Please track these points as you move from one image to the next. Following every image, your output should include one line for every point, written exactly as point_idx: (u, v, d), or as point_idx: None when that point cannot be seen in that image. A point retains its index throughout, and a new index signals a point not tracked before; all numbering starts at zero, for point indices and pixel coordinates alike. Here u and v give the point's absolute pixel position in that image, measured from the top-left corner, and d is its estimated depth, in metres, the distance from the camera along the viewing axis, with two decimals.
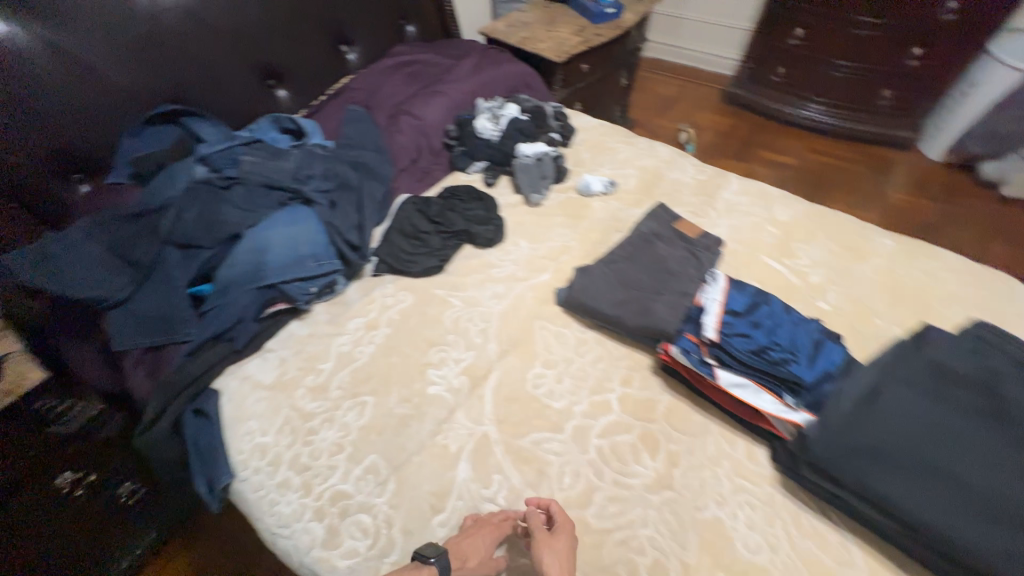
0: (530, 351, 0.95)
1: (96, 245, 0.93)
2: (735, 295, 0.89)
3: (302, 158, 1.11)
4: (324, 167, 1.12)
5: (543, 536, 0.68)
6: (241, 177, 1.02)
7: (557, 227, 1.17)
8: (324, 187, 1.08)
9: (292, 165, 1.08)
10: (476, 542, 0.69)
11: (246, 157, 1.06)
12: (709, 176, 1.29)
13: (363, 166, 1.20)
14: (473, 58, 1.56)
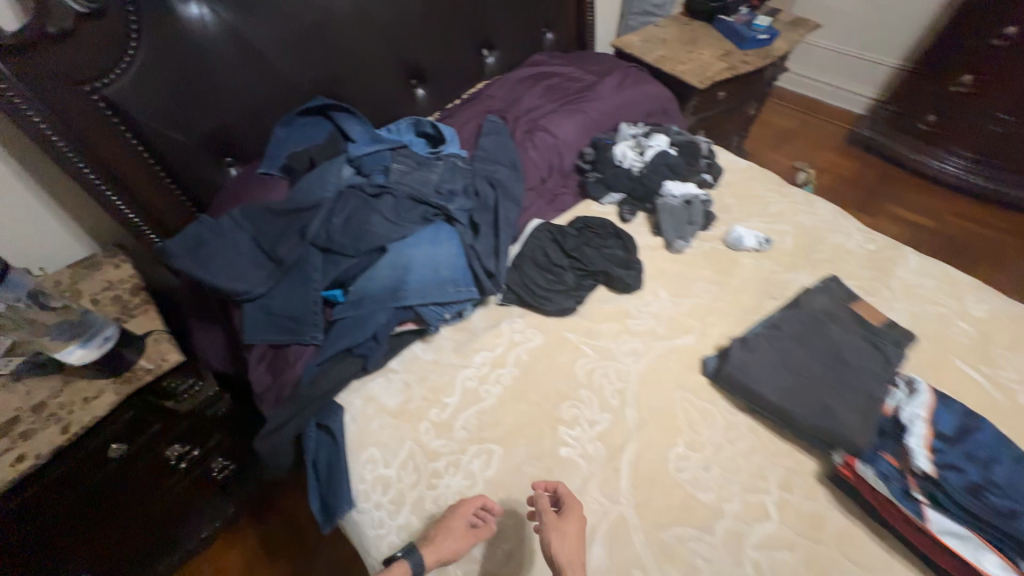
0: (673, 425, 0.84)
1: (246, 239, 0.93)
2: (942, 413, 0.75)
3: (446, 170, 1.06)
4: (467, 185, 1.07)
5: (549, 522, 0.69)
6: (390, 185, 0.98)
7: (702, 282, 1.05)
8: (466, 205, 1.02)
9: (437, 178, 1.03)
10: (448, 531, 0.71)
11: (394, 165, 1.02)
12: (881, 245, 1.12)
13: (501, 183, 1.13)
14: (615, 76, 1.45)
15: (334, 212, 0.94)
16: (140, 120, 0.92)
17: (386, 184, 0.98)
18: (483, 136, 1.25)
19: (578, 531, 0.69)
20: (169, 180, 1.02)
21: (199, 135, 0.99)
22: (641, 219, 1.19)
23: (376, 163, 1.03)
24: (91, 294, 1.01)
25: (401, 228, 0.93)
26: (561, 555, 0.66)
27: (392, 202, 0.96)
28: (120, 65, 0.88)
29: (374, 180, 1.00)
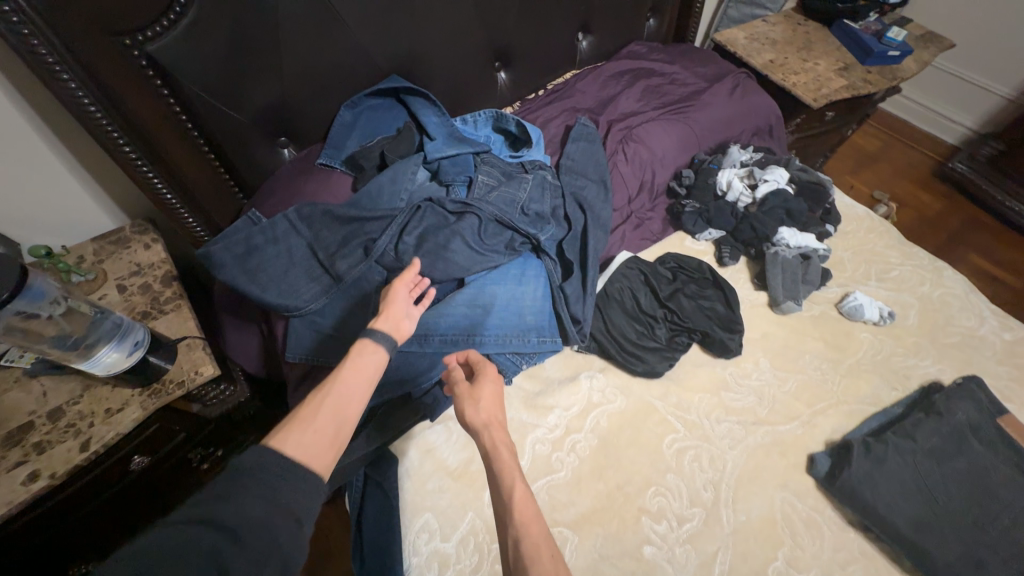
0: (773, 534, 0.73)
1: (303, 247, 0.79)
2: None
3: (534, 188, 0.92)
4: (555, 208, 0.94)
5: (464, 392, 0.61)
6: (473, 203, 0.84)
7: (812, 356, 0.91)
8: (554, 235, 0.90)
9: (524, 198, 0.89)
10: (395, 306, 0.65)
11: (478, 178, 0.88)
12: (1020, 336, 0.96)
13: (593, 205, 0.97)
14: (725, 82, 1.24)
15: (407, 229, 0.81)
16: (187, 88, 0.75)
17: (469, 201, 0.85)
18: (574, 142, 1.06)
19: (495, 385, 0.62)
20: (214, 156, 0.87)
21: (254, 113, 0.84)
22: (741, 265, 1.03)
23: (457, 172, 0.89)
24: (117, 278, 0.87)
25: (485, 260, 0.81)
26: (477, 419, 0.58)
27: (475, 223, 0.82)
28: (168, 15, 0.69)
29: (453, 194, 0.87)
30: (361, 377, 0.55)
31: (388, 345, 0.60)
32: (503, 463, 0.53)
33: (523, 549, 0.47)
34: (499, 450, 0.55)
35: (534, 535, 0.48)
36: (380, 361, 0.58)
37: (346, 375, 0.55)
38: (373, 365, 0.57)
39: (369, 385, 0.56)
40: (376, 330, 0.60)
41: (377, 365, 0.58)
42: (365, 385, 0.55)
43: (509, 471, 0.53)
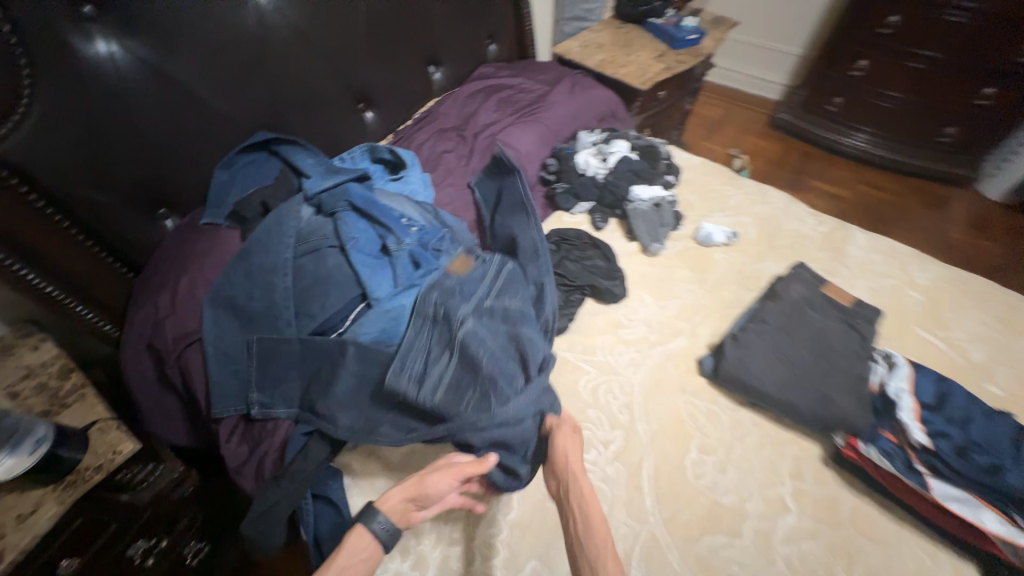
0: (682, 432, 0.85)
1: (219, 329, 0.84)
2: (922, 382, 0.81)
3: (467, 326, 0.81)
4: (488, 309, 0.86)
5: (563, 435, 0.76)
6: (457, 386, 0.77)
7: (683, 282, 1.07)
8: (518, 331, 0.84)
9: (466, 342, 0.79)
10: (437, 484, 0.69)
11: (415, 355, 0.79)
12: (831, 226, 1.20)
13: (511, 293, 0.89)
14: (564, 83, 1.46)
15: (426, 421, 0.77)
16: (48, 179, 0.76)
17: (450, 381, 0.77)
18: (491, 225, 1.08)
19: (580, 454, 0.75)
20: (94, 244, 0.86)
21: (124, 190, 0.86)
22: (613, 225, 1.20)
23: (399, 374, 0.76)
24: (7, 386, 0.83)
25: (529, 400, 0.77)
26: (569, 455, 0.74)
27: (477, 394, 0.76)
28: (15, 112, 0.71)
29: (426, 382, 0.76)
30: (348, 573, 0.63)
31: (384, 536, 0.66)
32: (593, 515, 0.68)
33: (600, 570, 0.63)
34: (583, 497, 0.70)
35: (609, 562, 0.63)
36: (373, 550, 0.66)
37: (341, 561, 0.64)
38: (366, 553, 0.65)
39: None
40: (380, 514, 0.67)
41: (366, 556, 0.65)
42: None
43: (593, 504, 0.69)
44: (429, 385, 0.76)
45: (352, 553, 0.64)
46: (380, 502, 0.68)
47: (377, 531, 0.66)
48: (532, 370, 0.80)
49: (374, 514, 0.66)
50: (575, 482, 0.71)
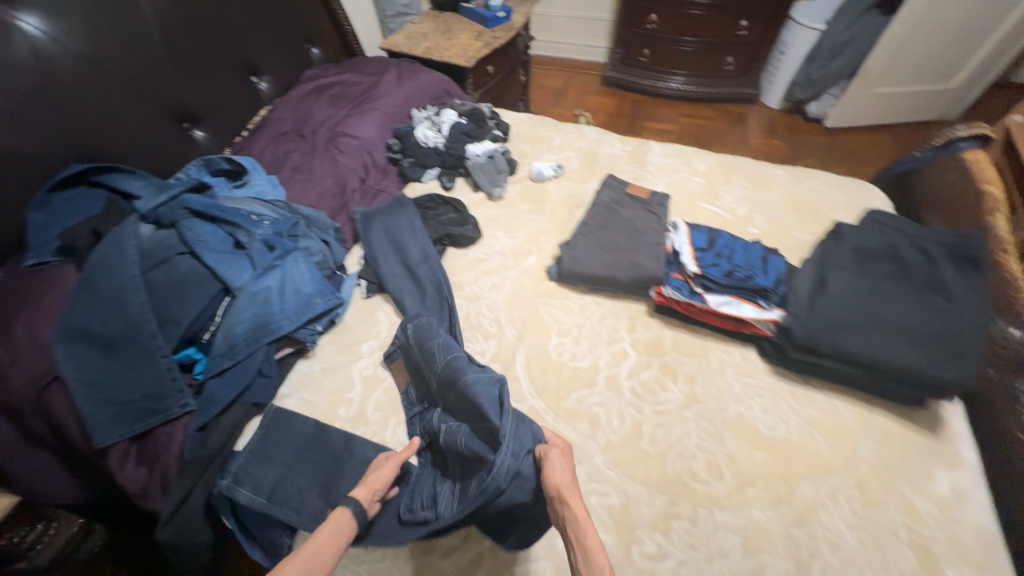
0: (543, 326, 1.02)
1: (82, 369, 0.80)
2: (696, 235, 1.07)
3: (441, 426, 0.80)
4: (444, 389, 0.84)
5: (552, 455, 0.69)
6: (466, 482, 0.73)
7: (526, 214, 1.25)
8: (462, 387, 0.80)
9: (450, 443, 0.77)
10: (385, 470, 0.74)
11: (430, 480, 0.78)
12: (634, 145, 1.46)
13: (435, 360, 0.86)
14: (391, 71, 1.57)
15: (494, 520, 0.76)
16: None
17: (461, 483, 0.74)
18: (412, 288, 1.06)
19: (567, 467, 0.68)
20: None
21: None
22: (461, 184, 1.35)
23: (413, 508, 0.75)
24: None
25: (509, 446, 0.70)
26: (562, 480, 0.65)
27: (478, 475, 0.71)
28: None
29: (445, 495, 0.74)
30: (330, 545, 0.61)
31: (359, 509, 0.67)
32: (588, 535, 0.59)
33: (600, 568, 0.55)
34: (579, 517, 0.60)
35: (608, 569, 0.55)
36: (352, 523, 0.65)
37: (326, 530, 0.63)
38: (344, 528, 0.63)
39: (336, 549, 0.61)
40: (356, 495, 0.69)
41: (349, 525, 0.64)
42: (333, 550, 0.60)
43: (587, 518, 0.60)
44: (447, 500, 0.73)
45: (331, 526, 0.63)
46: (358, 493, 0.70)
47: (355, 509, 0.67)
48: (495, 412, 0.74)
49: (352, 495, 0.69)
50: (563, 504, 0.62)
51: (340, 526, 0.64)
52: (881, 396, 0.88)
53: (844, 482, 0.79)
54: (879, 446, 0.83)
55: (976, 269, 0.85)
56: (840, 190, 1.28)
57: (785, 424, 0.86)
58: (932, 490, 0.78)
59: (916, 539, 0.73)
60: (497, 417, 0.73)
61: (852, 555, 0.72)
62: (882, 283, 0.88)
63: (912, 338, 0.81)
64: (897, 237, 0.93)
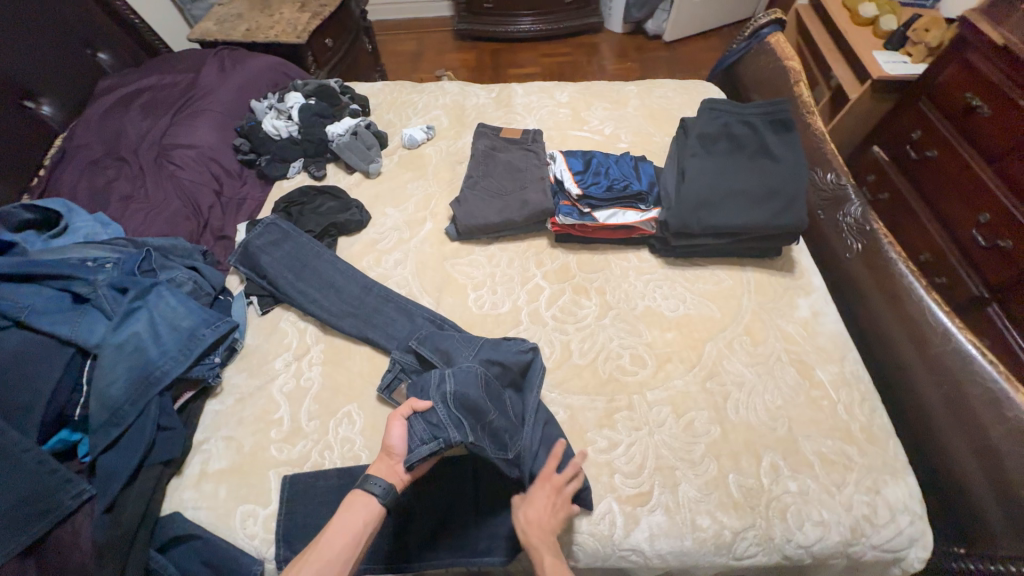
0: (457, 286, 1.03)
1: None
2: (572, 160, 1.12)
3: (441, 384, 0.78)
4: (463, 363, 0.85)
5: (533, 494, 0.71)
6: (492, 422, 0.76)
7: (410, 183, 1.21)
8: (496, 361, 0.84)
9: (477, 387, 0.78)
10: (392, 438, 0.73)
11: (444, 411, 0.74)
12: (498, 90, 1.46)
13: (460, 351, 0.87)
14: (211, 63, 1.36)
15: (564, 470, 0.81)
16: None
17: (484, 423, 0.76)
18: (379, 302, 0.98)
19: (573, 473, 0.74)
20: None
21: None
22: (332, 169, 1.25)
23: (421, 449, 0.71)
24: None
25: (534, 414, 0.81)
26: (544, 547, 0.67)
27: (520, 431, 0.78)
28: None
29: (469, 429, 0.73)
30: (343, 535, 0.65)
31: (379, 493, 0.68)
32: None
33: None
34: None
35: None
36: (375, 510, 0.68)
37: (341, 520, 0.66)
38: (360, 516, 0.66)
39: (357, 538, 0.65)
40: (379, 478, 0.70)
41: (365, 519, 0.66)
42: (350, 541, 0.64)
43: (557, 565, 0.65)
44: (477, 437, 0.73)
45: (345, 517, 0.67)
46: (370, 470, 0.72)
47: (377, 494, 0.68)
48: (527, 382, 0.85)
49: (369, 476, 0.70)
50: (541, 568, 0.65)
51: (357, 517, 0.66)
52: (747, 257, 1.05)
53: (736, 333, 0.94)
54: (755, 295, 0.99)
55: (789, 129, 1.01)
56: (684, 92, 1.42)
57: (684, 304, 0.99)
58: (798, 317, 0.96)
59: (794, 357, 0.91)
60: (530, 392, 0.84)
61: (753, 386, 0.87)
62: (727, 160, 1.01)
63: (757, 200, 0.96)
64: (730, 119, 1.05)
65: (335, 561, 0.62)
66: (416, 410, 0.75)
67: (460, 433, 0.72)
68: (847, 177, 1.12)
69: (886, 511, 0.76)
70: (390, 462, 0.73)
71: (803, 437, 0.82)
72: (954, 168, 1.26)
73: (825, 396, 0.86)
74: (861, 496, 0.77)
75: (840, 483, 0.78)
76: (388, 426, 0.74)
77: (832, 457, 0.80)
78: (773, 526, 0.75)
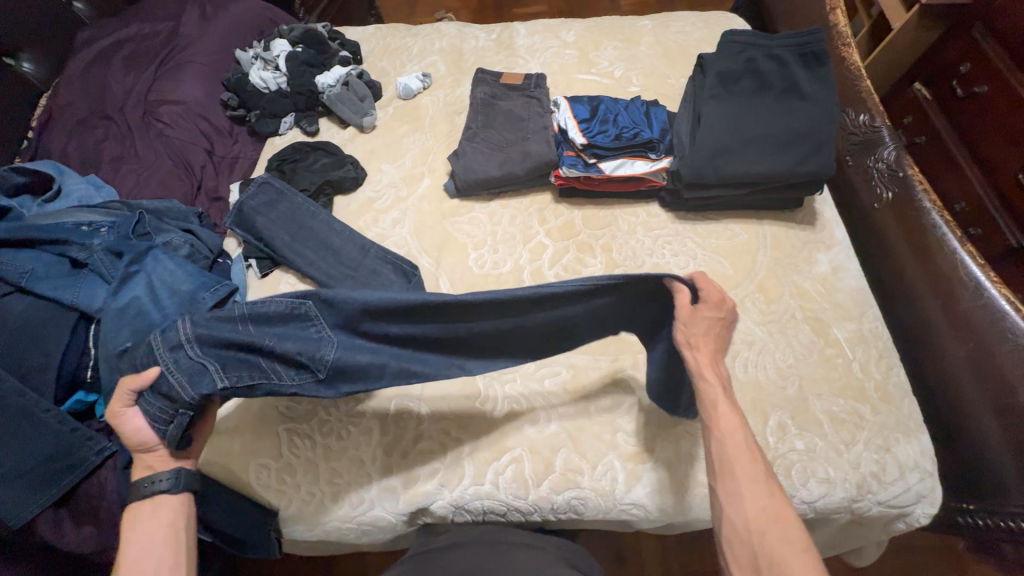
0: (457, 245, 1.00)
1: None
2: (578, 107, 1.03)
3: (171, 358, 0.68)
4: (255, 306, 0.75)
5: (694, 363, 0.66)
6: (267, 352, 0.69)
7: (407, 137, 1.15)
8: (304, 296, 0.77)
9: (212, 324, 0.70)
10: (128, 433, 0.66)
11: (176, 379, 0.66)
12: (499, 30, 1.34)
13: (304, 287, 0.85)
14: (191, 9, 1.27)
15: (521, 317, 0.73)
16: None
17: (251, 358, 0.69)
18: (379, 262, 0.96)
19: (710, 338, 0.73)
20: None
21: None
22: (324, 123, 1.19)
23: (173, 426, 0.67)
24: None
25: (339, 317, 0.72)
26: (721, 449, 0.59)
27: (297, 338, 0.70)
28: None
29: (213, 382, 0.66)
30: (154, 541, 0.62)
31: (169, 486, 0.65)
32: (751, 505, 0.54)
33: (769, 557, 0.50)
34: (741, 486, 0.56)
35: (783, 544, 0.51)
36: (173, 502, 0.65)
37: (138, 536, 0.62)
38: (164, 514, 0.64)
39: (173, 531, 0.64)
40: (162, 472, 0.66)
41: (176, 513, 0.65)
42: (167, 537, 0.63)
43: (746, 464, 0.57)
44: (236, 381, 0.68)
45: (147, 529, 0.63)
46: (143, 475, 0.66)
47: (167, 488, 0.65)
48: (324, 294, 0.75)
49: (144, 479, 0.65)
50: (727, 471, 0.57)
51: (159, 516, 0.64)
52: (765, 208, 0.98)
53: (749, 290, 0.90)
54: (771, 250, 0.94)
55: (822, 64, 0.91)
56: (705, 26, 1.28)
57: (694, 260, 0.94)
58: (815, 273, 0.91)
59: (809, 314, 0.86)
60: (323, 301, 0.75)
61: (764, 345, 0.84)
62: (749, 101, 0.92)
63: (779, 145, 0.88)
64: (754, 53, 0.94)
65: (165, 570, 0.60)
66: (135, 389, 0.67)
67: (200, 392, 0.66)
68: (882, 118, 1.01)
69: (895, 469, 0.75)
70: (156, 454, 0.67)
71: (813, 396, 0.79)
72: (1006, 105, 1.13)
73: (840, 354, 0.83)
74: (870, 453, 0.75)
75: (849, 441, 0.76)
76: (117, 421, 0.67)
77: (842, 416, 0.78)
78: (777, 483, 0.74)
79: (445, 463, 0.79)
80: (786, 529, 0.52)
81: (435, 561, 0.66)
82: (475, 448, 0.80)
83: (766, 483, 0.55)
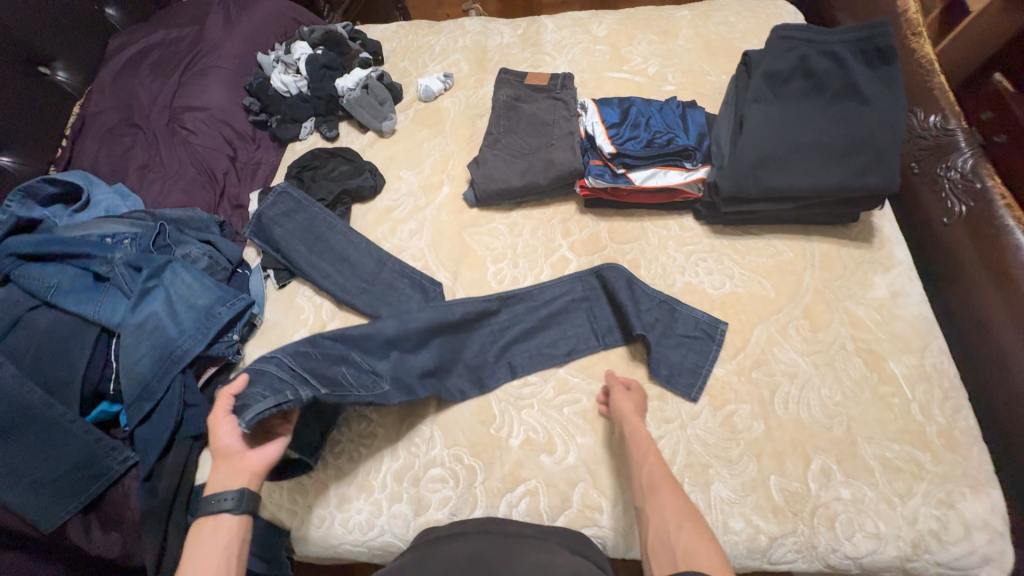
0: (475, 258, 0.95)
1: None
2: (607, 110, 0.96)
3: (264, 365, 0.74)
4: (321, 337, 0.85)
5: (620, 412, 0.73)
6: (346, 372, 0.78)
7: (427, 142, 1.11)
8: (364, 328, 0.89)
9: (299, 348, 0.79)
10: (221, 437, 0.68)
11: (276, 378, 0.72)
12: (526, 24, 1.26)
13: (342, 294, 0.92)
14: (217, 11, 1.27)
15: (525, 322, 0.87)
16: None
17: (338, 372, 0.77)
18: (397, 275, 0.94)
19: (698, 347, 0.81)
20: None
21: None
22: (344, 128, 1.16)
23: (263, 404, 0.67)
24: None
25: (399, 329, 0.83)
26: (652, 479, 0.64)
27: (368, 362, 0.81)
28: None
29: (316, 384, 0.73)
30: (209, 562, 0.62)
31: (231, 505, 0.64)
32: (668, 523, 0.58)
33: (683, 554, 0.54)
34: (662, 510, 0.60)
35: (694, 546, 0.54)
36: (234, 524, 0.65)
37: (200, 550, 0.62)
38: (227, 531, 0.64)
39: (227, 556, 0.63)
40: (229, 491, 0.65)
41: (236, 537, 0.64)
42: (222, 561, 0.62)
43: (666, 491, 0.62)
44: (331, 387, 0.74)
45: (210, 545, 0.63)
46: (213, 487, 0.66)
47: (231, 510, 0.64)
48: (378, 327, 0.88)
49: (211, 496, 0.65)
50: (651, 498, 0.62)
51: (224, 534, 0.64)
52: (813, 223, 0.88)
53: (792, 315, 0.81)
54: (820, 270, 0.84)
55: (889, 61, 0.80)
56: (752, 16, 1.17)
57: (731, 280, 0.86)
58: (871, 297, 0.81)
59: (861, 345, 0.78)
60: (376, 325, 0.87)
61: (807, 378, 0.76)
62: (800, 104, 0.82)
63: (833, 155, 0.79)
64: (809, 50, 0.84)
65: None
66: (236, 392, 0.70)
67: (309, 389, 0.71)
68: (957, 120, 0.88)
69: (959, 528, 0.66)
70: (233, 466, 0.67)
71: (864, 440, 0.71)
72: None
73: (896, 393, 0.74)
74: (929, 509, 0.67)
75: (904, 493, 0.68)
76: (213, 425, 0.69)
77: (897, 464, 0.69)
78: (818, 534, 0.67)
79: (457, 491, 0.76)
80: (701, 540, 0.54)
81: (436, 548, 0.64)
82: (489, 478, 0.76)
83: (685, 509, 0.59)
